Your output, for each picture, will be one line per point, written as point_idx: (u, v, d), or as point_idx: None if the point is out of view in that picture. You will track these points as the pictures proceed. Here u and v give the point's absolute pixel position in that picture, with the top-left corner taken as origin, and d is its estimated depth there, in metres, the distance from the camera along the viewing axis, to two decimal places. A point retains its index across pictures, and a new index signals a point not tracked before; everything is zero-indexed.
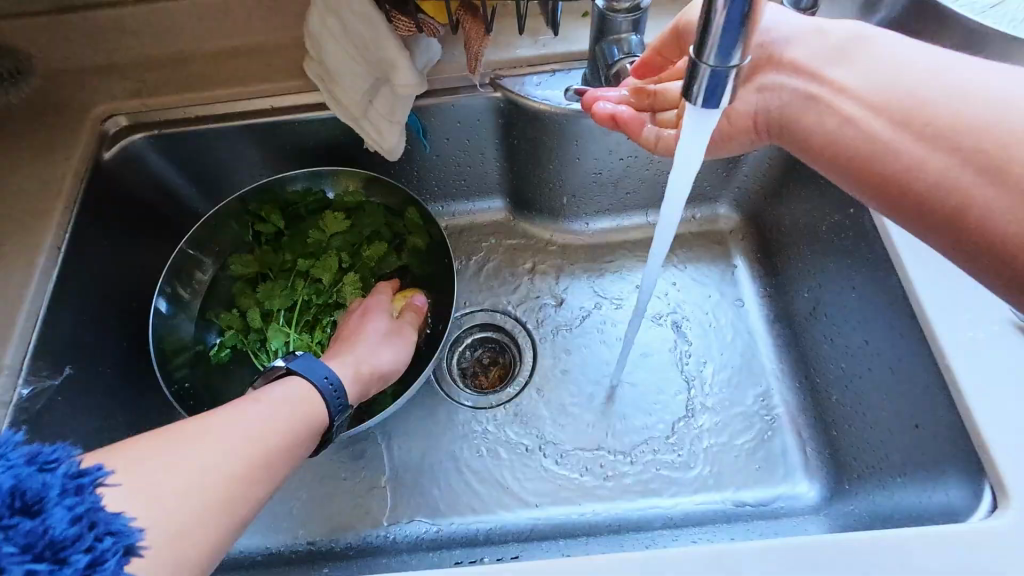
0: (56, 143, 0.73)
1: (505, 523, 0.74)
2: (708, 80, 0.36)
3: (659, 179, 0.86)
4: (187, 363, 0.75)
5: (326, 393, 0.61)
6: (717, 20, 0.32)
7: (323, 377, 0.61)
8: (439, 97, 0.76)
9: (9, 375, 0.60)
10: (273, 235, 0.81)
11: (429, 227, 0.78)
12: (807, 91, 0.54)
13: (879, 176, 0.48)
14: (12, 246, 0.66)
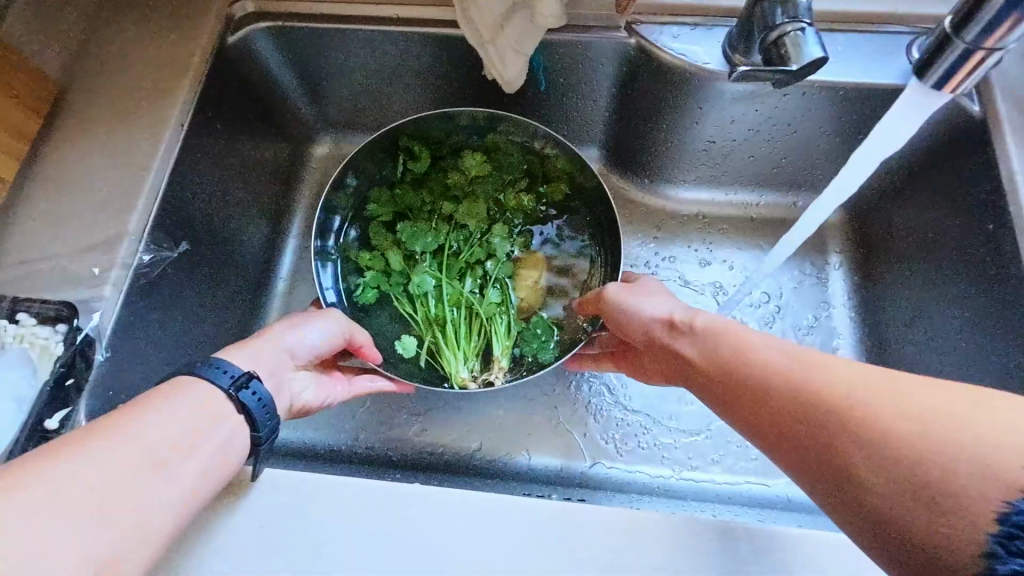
0: (183, 20, 0.73)
1: (554, 464, 0.76)
2: None
3: (769, 159, 0.82)
4: (337, 297, 0.77)
5: (243, 413, 0.50)
6: None
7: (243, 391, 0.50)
8: (570, 34, 0.73)
9: (132, 240, 0.62)
10: (414, 173, 0.79)
11: (580, 177, 0.77)
12: (750, 398, 0.48)
13: (833, 467, 0.42)
14: (139, 115, 0.68)
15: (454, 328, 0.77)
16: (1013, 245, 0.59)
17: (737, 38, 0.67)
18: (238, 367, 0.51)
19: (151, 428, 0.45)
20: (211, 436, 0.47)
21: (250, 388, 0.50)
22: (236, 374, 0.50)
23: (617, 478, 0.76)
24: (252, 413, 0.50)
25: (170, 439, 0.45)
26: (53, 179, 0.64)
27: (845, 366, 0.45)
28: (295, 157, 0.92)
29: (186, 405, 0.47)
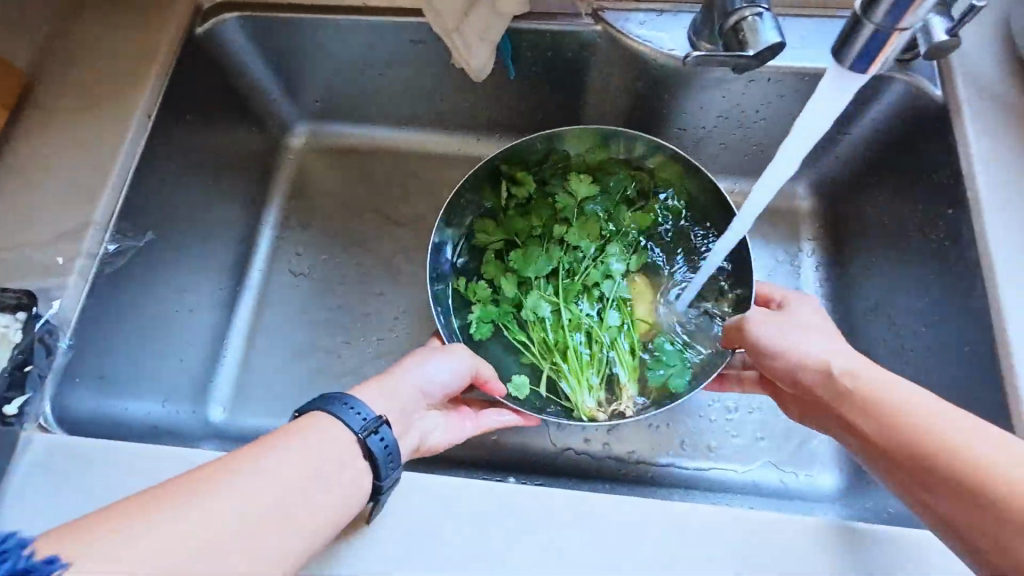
0: (151, 12, 0.73)
1: (528, 452, 0.76)
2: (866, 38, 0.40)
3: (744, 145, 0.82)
4: (460, 328, 0.74)
5: (351, 427, 0.49)
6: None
7: (352, 410, 0.50)
8: (534, 22, 0.73)
9: (98, 230, 0.63)
10: (522, 199, 0.78)
11: (687, 182, 0.75)
12: (876, 436, 0.48)
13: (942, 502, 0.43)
14: (106, 107, 0.68)
15: (574, 353, 0.74)
16: (971, 230, 0.59)
17: (701, 24, 0.67)
18: (376, 418, 0.50)
19: (291, 459, 0.45)
20: (326, 461, 0.47)
21: (353, 407, 0.50)
22: (362, 414, 0.50)
23: (591, 463, 0.76)
24: (376, 459, 0.49)
25: (304, 463, 0.45)
26: (21, 171, 0.65)
27: (967, 421, 0.44)
28: (271, 148, 0.92)
29: (317, 441, 0.47)
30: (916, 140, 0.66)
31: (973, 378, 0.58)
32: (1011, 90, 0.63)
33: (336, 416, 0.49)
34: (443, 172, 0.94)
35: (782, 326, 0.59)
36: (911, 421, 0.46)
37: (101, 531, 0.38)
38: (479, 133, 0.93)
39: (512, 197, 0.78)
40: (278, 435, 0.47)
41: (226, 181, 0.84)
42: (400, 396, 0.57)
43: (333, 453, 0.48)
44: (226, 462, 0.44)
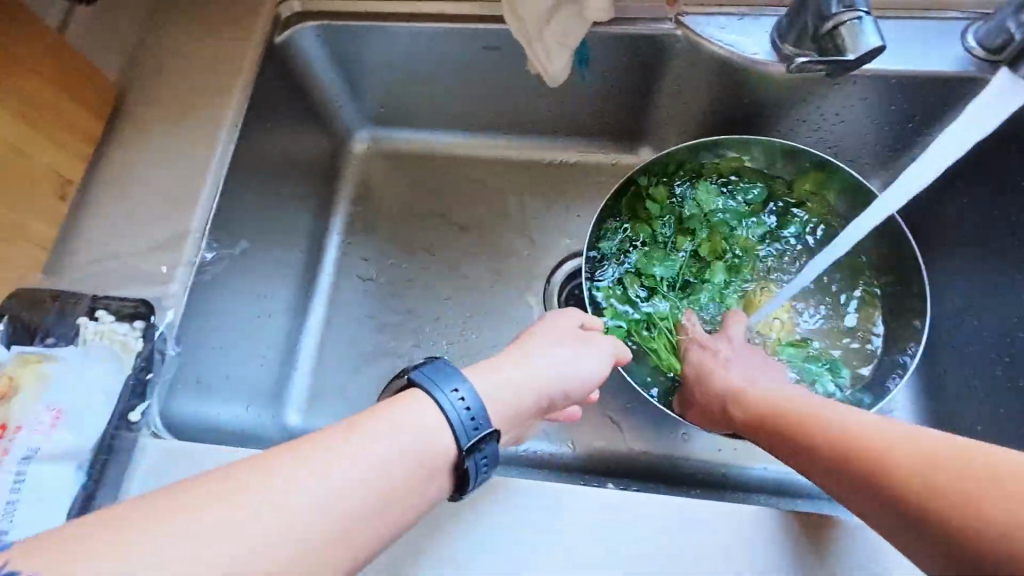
0: (235, 22, 0.74)
1: (603, 453, 0.78)
2: None
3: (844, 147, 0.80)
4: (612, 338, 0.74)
5: (456, 414, 0.45)
6: None
7: (454, 390, 0.46)
8: (613, 27, 0.73)
9: (195, 237, 0.64)
10: (659, 211, 0.78)
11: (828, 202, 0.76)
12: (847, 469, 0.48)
13: (899, 523, 0.44)
14: (196, 116, 0.70)
15: None
16: None
17: (785, 27, 0.67)
18: (467, 385, 0.47)
19: (404, 439, 0.43)
20: (434, 449, 0.44)
21: (457, 391, 0.46)
22: (468, 403, 0.46)
23: (670, 466, 0.77)
24: (457, 427, 0.45)
25: (410, 441, 0.43)
26: (117, 181, 0.66)
27: (913, 432, 0.46)
28: (336, 154, 0.93)
29: (413, 423, 0.44)
30: (1011, 141, 0.66)
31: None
32: None
33: (428, 391, 0.46)
34: (505, 176, 0.95)
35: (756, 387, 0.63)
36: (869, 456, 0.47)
37: (162, 527, 0.34)
38: (542, 136, 0.93)
39: (648, 210, 0.78)
40: (367, 413, 0.43)
41: (298, 187, 0.85)
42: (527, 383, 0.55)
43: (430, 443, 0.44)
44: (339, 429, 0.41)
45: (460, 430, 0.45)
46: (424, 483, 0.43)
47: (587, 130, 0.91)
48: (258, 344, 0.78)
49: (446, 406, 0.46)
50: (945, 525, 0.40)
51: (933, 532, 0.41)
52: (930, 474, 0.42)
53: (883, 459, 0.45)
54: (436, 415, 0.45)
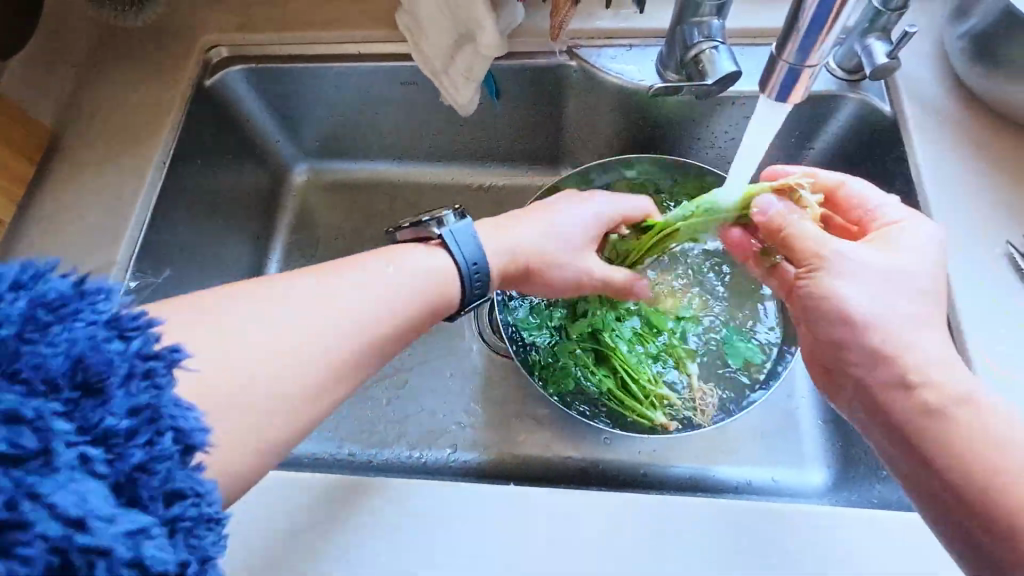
0: (166, 68, 0.80)
1: (528, 460, 0.80)
2: (782, 76, 0.48)
3: None
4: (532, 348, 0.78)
5: (468, 273, 0.56)
6: (778, 71, 0.48)
7: (471, 261, 0.56)
8: (514, 61, 0.79)
9: (120, 269, 0.69)
10: None
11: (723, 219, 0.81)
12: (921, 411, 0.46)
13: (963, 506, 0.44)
14: (126, 156, 0.75)
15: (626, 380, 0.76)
16: None
17: (666, 57, 0.73)
18: (483, 258, 0.57)
19: (414, 272, 0.52)
20: (442, 280, 0.55)
21: (473, 259, 0.56)
22: (476, 265, 0.56)
23: (592, 468, 0.80)
24: (463, 277, 0.56)
25: (421, 279, 0.53)
26: (50, 219, 0.72)
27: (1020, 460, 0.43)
28: (275, 186, 0.95)
29: (430, 268, 0.54)
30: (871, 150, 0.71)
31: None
32: (958, 104, 0.67)
33: (450, 250, 0.56)
34: (440, 201, 0.97)
35: (854, 280, 0.50)
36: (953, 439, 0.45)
37: None
38: (474, 163, 0.96)
39: None
40: (386, 254, 0.52)
41: (233, 218, 0.87)
42: (518, 241, 0.60)
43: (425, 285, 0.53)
44: (355, 266, 0.50)
45: (468, 284, 0.56)
46: (421, 320, 0.53)
47: (513, 154, 0.94)
48: None
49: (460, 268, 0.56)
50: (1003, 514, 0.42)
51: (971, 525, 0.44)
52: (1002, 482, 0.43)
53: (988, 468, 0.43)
54: (449, 262, 0.56)
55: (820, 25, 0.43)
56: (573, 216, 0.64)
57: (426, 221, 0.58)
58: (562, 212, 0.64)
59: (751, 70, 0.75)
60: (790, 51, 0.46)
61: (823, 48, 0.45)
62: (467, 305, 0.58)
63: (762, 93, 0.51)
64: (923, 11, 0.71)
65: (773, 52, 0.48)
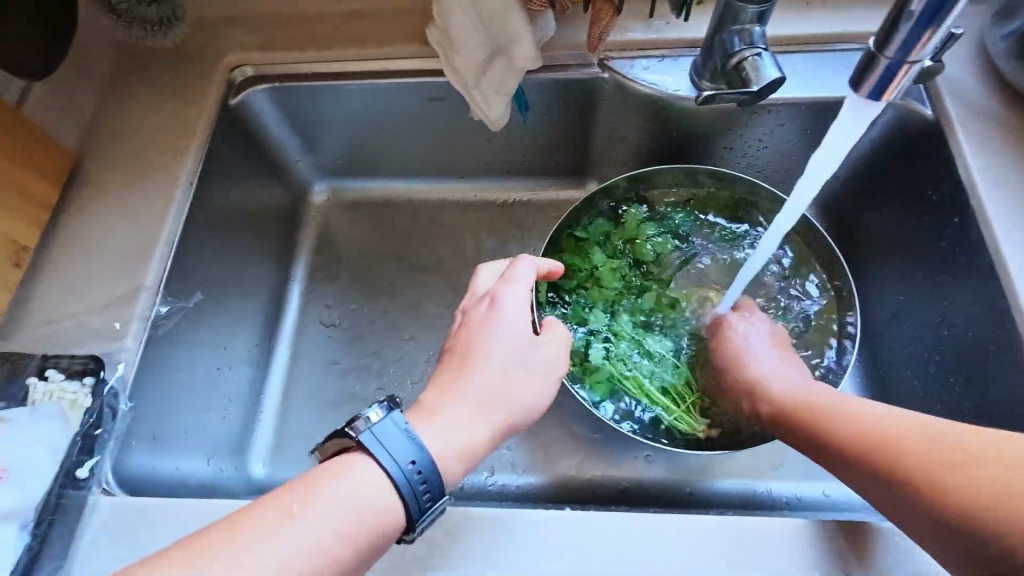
0: (191, 90, 0.79)
1: (570, 482, 0.77)
2: (882, 71, 0.46)
3: (777, 169, 0.85)
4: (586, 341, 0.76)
5: (408, 485, 0.45)
6: (877, 70, 0.46)
7: (408, 463, 0.45)
8: (546, 74, 0.78)
9: (150, 294, 0.67)
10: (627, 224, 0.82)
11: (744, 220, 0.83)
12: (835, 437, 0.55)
13: (908, 506, 0.48)
14: (151, 178, 0.73)
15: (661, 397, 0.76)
16: (978, 237, 0.61)
17: (700, 66, 0.72)
18: (428, 461, 0.45)
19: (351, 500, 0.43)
20: (381, 501, 0.44)
21: (415, 466, 0.45)
22: (418, 466, 0.45)
23: (636, 487, 0.77)
24: (409, 496, 0.45)
25: (360, 507, 0.43)
26: (76, 244, 0.69)
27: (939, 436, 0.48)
28: (295, 207, 0.93)
29: (364, 492, 0.44)
30: (912, 155, 0.70)
31: (998, 377, 0.59)
32: (1001, 105, 0.66)
33: (376, 457, 0.45)
34: (464, 218, 0.95)
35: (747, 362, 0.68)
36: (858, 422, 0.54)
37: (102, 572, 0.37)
38: (497, 177, 0.95)
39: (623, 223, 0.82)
40: (318, 481, 0.43)
41: (257, 239, 0.85)
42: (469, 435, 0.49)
43: (378, 501, 0.44)
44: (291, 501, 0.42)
45: (411, 496, 0.45)
46: (367, 546, 0.43)
47: (537, 168, 0.93)
48: (220, 396, 0.76)
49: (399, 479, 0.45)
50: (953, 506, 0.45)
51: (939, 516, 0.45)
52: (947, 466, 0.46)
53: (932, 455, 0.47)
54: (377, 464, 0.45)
55: (929, 19, 0.41)
56: (503, 346, 0.54)
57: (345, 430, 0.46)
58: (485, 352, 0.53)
59: (785, 79, 0.75)
60: (894, 49, 0.44)
61: (926, 44, 0.43)
62: (419, 516, 0.45)
63: (853, 90, 0.49)
64: (958, 15, 0.71)
65: (866, 50, 0.46)
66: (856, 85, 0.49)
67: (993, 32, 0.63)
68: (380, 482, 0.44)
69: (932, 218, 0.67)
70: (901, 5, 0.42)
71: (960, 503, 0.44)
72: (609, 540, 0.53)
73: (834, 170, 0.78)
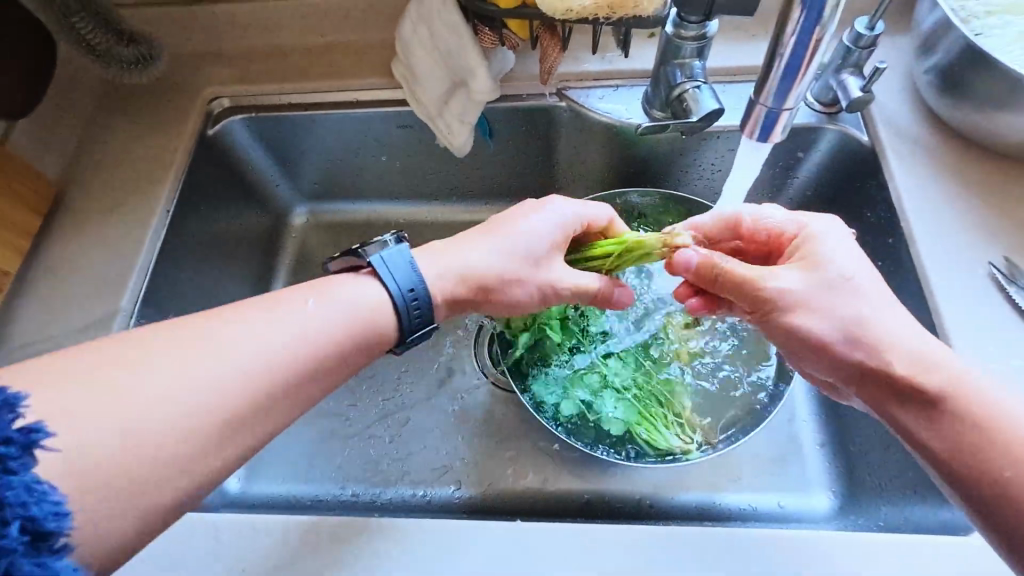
0: (169, 121, 0.83)
1: (534, 495, 0.79)
2: (763, 117, 0.55)
3: None
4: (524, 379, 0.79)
5: (404, 302, 0.54)
6: (755, 115, 0.56)
7: (408, 288, 0.54)
8: (506, 102, 0.82)
9: (124, 316, 0.70)
10: None
11: None
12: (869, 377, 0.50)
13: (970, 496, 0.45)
14: (130, 204, 0.77)
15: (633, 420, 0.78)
16: (910, 257, 0.64)
17: (651, 96, 0.75)
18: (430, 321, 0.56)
19: (349, 305, 0.52)
20: (373, 315, 0.53)
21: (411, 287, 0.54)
22: (412, 290, 0.55)
23: (598, 500, 0.79)
24: (401, 307, 0.54)
25: (351, 310, 0.52)
26: (59, 268, 0.73)
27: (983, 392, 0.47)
28: (275, 231, 0.96)
29: (361, 301, 0.53)
30: (856, 179, 0.73)
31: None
32: (929, 132, 0.70)
33: (381, 276, 0.54)
34: (435, 238, 0.98)
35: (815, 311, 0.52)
36: (981, 411, 0.46)
37: None
38: (467, 200, 0.98)
39: None
40: (318, 288, 0.52)
41: (236, 260, 0.88)
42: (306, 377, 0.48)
43: (373, 315, 0.53)
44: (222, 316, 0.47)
45: (404, 313, 0.54)
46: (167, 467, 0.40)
47: (504, 191, 0.96)
48: None
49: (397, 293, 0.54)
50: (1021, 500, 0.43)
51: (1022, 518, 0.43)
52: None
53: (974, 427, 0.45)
54: (383, 295, 0.54)
55: (794, 68, 0.51)
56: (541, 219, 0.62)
57: (358, 251, 0.56)
58: (523, 225, 0.61)
59: (734, 105, 0.79)
60: (768, 93, 0.53)
61: (796, 91, 0.53)
62: (408, 333, 0.55)
63: (744, 134, 0.58)
64: (890, 46, 0.75)
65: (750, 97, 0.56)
66: (746, 127, 0.58)
67: (918, 64, 0.66)
68: (354, 304, 0.52)
69: (875, 237, 0.70)
70: (772, 54, 0.51)
71: None
72: (551, 550, 0.56)
73: (786, 192, 0.81)
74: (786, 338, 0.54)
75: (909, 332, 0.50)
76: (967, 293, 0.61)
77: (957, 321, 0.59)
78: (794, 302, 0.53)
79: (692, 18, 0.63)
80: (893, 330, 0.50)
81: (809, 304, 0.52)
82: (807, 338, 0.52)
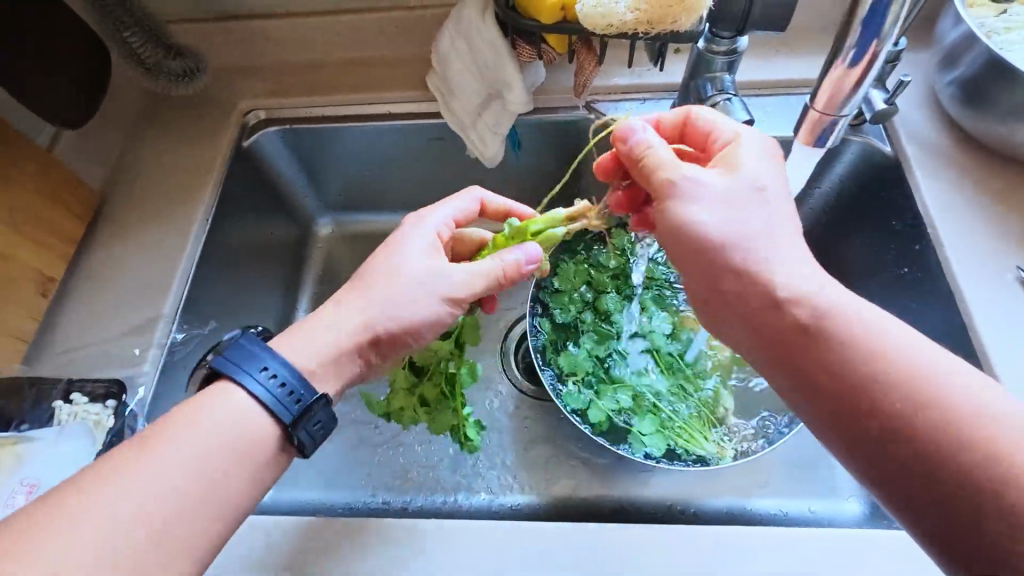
0: (207, 133, 0.85)
1: (566, 499, 0.80)
2: (816, 124, 0.61)
3: None
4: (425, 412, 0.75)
5: (276, 395, 0.50)
6: (807, 122, 0.61)
7: (264, 372, 0.50)
8: (537, 115, 0.84)
9: (167, 321, 0.71)
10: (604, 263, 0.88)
11: None
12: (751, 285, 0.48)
13: (857, 437, 0.43)
14: (170, 214, 0.79)
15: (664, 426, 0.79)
16: (937, 262, 0.66)
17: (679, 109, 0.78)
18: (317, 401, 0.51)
19: (222, 425, 0.48)
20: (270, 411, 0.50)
21: (270, 373, 0.50)
22: (280, 378, 0.51)
23: (628, 503, 0.79)
24: (276, 404, 0.50)
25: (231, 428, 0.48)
26: (100, 275, 0.74)
27: (881, 327, 0.45)
28: (302, 240, 0.97)
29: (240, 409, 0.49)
30: (879, 188, 0.75)
31: None
32: (951, 143, 0.72)
33: (236, 379, 0.50)
34: None
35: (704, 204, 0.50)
36: (867, 337, 0.44)
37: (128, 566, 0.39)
38: None
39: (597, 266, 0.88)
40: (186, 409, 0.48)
41: (268, 269, 0.89)
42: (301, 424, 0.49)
43: (250, 419, 0.49)
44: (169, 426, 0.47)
45: (280, 406, 0.50)
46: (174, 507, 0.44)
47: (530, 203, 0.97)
48: None
49: (258, 387, 0.50)
50: (908, 439, 0.41)
51: (911, 461, 0.41)
52: (918, 395, 0.42)
53: (868, 361, 0.44)
54: (253, 401, 0.50)
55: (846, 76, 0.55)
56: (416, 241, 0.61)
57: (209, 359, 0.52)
58: (392, 258, 0.60)
59: (760, 118, 0.81)
60: (822, 101, 0.58)
61: (850, 100, 0.58)
62: (295, 424, 0.51)
63: (797, 138, 0.64)
64: (910, 62, 0.78)
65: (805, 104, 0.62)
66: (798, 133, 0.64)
67: (940, 78, 0.69)
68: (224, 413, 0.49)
69: (899, 244, 0.72)
70: (829, 65, 0.56)
71: (924, 444, 0.41)
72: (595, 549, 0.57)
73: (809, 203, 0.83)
74: (670, 233, 0.52)
75: (802, 255, 0.49)
76: (994, 297, 0.62)
77: (987, 324, 0.61)
78: (687, 194, 0.50)
79: (723, 33, 0.66)
80: (782, 248, 0.49)
81: (698, 201, 0.50)
82: (687, 232, 0.50)
